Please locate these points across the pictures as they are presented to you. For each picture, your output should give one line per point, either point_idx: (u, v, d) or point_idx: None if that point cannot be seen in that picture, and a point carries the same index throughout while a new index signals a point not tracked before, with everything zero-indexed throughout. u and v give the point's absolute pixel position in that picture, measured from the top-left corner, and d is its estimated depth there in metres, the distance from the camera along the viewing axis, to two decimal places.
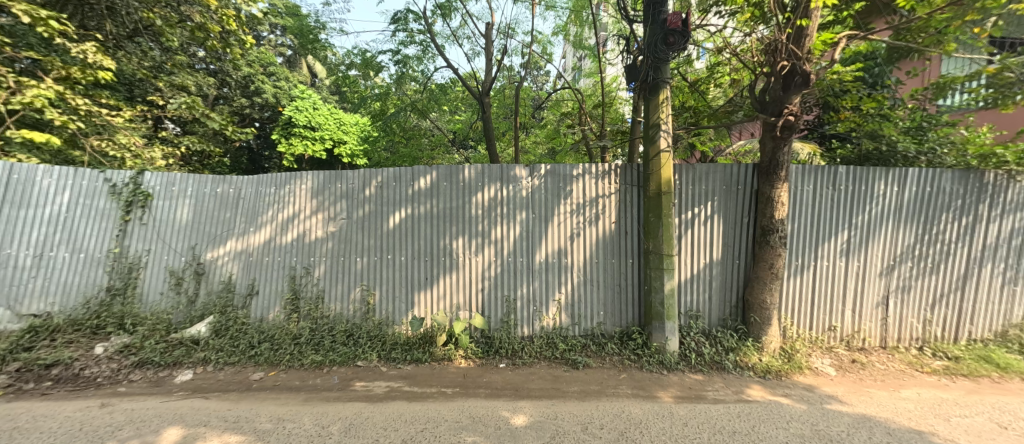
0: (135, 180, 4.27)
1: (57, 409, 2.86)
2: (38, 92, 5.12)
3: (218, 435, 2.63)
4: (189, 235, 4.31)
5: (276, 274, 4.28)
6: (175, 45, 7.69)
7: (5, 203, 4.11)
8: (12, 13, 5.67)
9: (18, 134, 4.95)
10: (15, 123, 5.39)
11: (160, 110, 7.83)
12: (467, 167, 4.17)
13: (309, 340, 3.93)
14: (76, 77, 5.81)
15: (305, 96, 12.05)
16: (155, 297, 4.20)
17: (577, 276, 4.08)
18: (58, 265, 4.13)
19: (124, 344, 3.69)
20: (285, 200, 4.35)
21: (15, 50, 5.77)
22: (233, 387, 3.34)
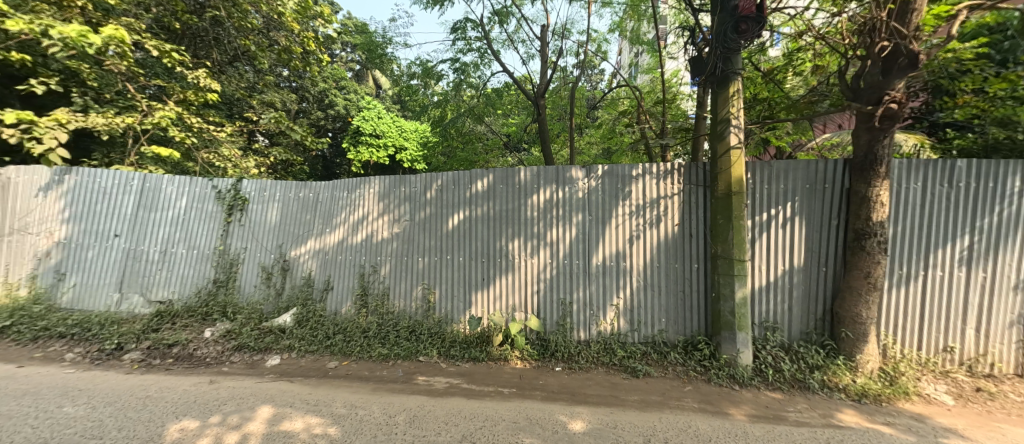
0: (235, 187, 4.90)
1: (178, 383, 3.37)
2: (163, 113, 6.11)
3: (301, 416, 2.92)
4: (277, 235, 4.84)
5: (348, 271, 4.65)
6: (266, 68, 8.77)
7: (140, 207, 4.93)
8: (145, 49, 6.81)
9: (149, 150, 5.91)
10: (147, 141, 6.48)
11: (253, 124, 8.92)
12: (524, 169, 4.20)
13: (376, 334, 4.20)
14: (191, 100, 6.82)
15: (371, 106, 13.03)
16: (250, 289, 4.77)
17: (636, 281, 3.91)
18: (177, 259, 4.85)
19: (226, 330, 4.23)
20: (356, 203, 4.72)
21: (147, 79, 6.92)
22: (313, 373, 3.69)
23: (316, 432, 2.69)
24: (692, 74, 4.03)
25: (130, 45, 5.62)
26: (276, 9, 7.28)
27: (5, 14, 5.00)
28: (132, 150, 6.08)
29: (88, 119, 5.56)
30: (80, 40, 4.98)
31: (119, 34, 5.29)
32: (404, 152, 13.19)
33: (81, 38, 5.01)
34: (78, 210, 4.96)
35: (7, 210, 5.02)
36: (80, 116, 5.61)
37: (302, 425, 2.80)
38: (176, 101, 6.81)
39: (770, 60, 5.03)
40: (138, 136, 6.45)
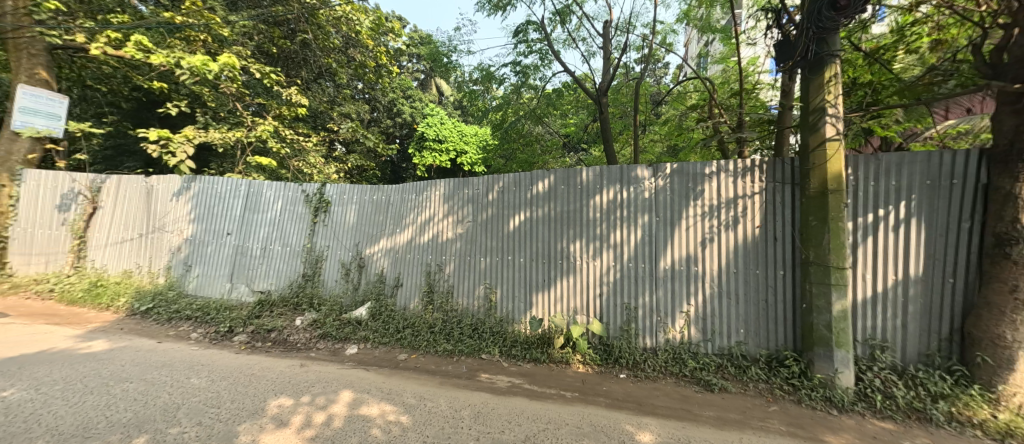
0: (320, 191, 5.45)
1: (276, 364, 3.83)
2: (264, 128, 6.99)
3: (376, 403, 3.15)
4: (354, 234, 5.28)
5: (416, 269, 4.92)
6: (345, 83, 9.71)
7: (246, 209, 5.69)
8: (249, 72, 7.86)
9: (253, 160, 6.81)
10: (251, 152, 7.46)
11: (333, 134, 9.86)
12: (585, 169, 4.12)
13: (441, 330, 4.38)
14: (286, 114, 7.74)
15: (434, 113, 13.73)
16: (332, 283, 5.24)
17: (710, 287, 3.60)
18: (274, 255, 5.51)
19: (313, 319, 4.71)
20: (423, 205, 4.99)
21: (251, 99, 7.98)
22: (385, 363, 3.97)
23: (390, 419, 2.89)
24: (776, 60, 3.66)
25: (240, 70, 6.53)
26: (354, 28, 8.08)
27: (150, 51, 6.05)
28: (240, 160, 7.06)
29: (209, 134, 6.58)
30: (203, 68, 5.90)
31: (231, 61, 6.15)
32: (464, 155, 13.66)
33: (204, 66, 5.92)
34: (200, 212, 5.87)
35: (151, 211, 6.09)
36: (202, 133, 6.65)
37: (377, 412, 3.02)
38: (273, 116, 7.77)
39: (874, 38, 4.39)
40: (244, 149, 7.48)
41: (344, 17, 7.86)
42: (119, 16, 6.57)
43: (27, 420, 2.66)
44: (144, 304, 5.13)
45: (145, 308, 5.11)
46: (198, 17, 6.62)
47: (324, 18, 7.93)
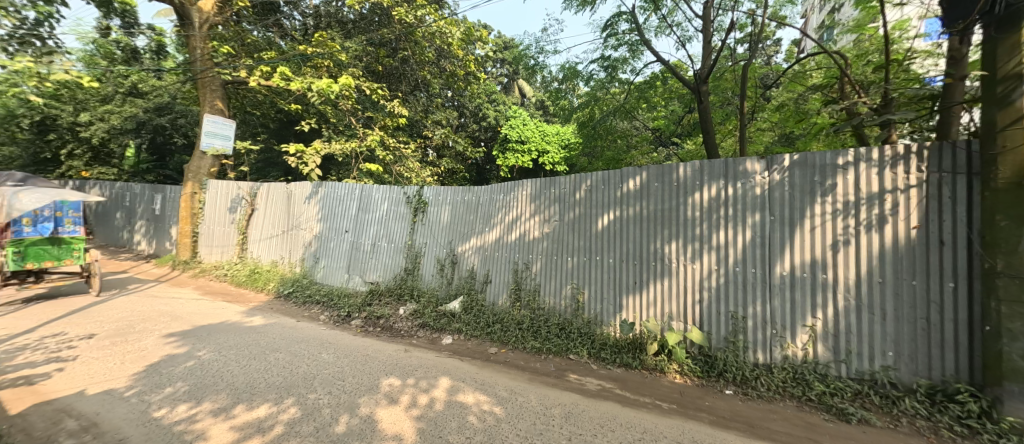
0: (419, 193, 5.98)
1: (386, 347, 4.33)
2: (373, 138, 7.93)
3: (471, 392, 3.35)
4: (448, 233, 5.68)
5: (504, 267, 5.09)
6: (437, 92, 10.51)
7: (359, 210, 6.51)
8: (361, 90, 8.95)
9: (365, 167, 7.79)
10: (362, 160, 8.53)
11: (427, 140, 10.75)
12: (682, 165, 3.82)
13: (529, 327, 4.46)
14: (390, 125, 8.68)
15: (516, 115, 14.05)
16: (428, 278, 5.69)
17: (844, 300, 2.98)
18: (381, 250, 6.21)
19: (413, 309, 5.20)
20: (510, 205, 5.15)
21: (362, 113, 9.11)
22: (478, 355, 4.19)
23: (484, 408, 3.05)
24: (945, 19, 2.92)
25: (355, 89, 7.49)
26: (447, 41, 8.70)
27: (289, 78, 7.24)
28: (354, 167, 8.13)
29: (331, 146, 7.70)
30: (328, 88, 6.87)
31: (349, 81, 7.08)
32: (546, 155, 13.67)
33: (328, 88, 6.93)
34: (325, 212, 6.89)
35: (289, 212, 7.34)
36: (327, 145, 7.82)
37: (472, 400, 3.21)
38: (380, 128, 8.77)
39: None
40: (357, 158, 8.58)
41: (439, 32, 8.51)
42: (267, 53, 8.04)
43: (216, 375, 3.45)
44: (286, 289, 6.24)
45: (287, 292, 6.20)
46: (322, 47, 7.76)
47: (420, 36, 8.73)
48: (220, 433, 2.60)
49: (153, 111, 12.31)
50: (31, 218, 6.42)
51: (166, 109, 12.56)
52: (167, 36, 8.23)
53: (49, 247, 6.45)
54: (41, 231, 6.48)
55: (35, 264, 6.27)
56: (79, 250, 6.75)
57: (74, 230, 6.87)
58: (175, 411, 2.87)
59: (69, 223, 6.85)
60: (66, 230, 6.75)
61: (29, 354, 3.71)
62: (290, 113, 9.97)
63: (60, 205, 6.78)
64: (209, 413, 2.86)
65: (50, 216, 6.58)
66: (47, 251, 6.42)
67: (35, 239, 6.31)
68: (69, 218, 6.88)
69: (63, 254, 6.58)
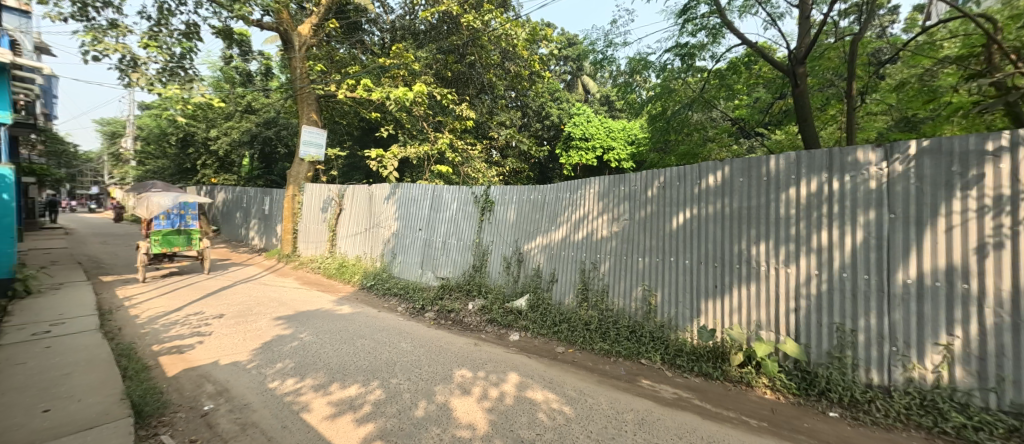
0: (486, 192, 6.18)
1: (457, 340, 4.54)
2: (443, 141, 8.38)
3: (540, 389, 3.38)
4: (514, 231, 5.78)
5: (570, 266, 5.04)
6: (502, 94, 10.76)
7: (431, 209, 6.92)
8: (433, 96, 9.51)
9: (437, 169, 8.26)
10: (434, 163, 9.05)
11: (493, 141, 11.06)
12: (773, 157, 3.43)
13: (597, 328, 4.38)
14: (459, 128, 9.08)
15: (580, 112, 13.83)
16: (495, 275, 5.84)
17: (995, 317, 2.31)
18: (451, 248, 6.52)
19: (482, 305, 5.38)
20: (577, 203, 5.09)
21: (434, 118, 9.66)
22: (545, 353, 4.22)
23: (553, 407, 3.05)
24: None
25: (427, 95, 7.97)
26: (512, 42, 8.91)
27: (371, 89, 7.92)
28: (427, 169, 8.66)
29: (407, 150, 8.28)
30: (405, 95, 7.38)
31: (422, 88, 7.54)
32: (611, 151, 13.22)
33: (404, 95, 7.46)
34: (401, 212, 7.43)
35: (370, 212, 8.04)
36: (403, 149, 8.42)
37: (541, 397, 3.24)
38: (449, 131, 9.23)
39: None
40: (429, 160, 9.12)
41: (505, 34, 8.76)
42: (352, 68, 8.90)
43: (315, 355, 3.92)
44: (369, 282, 6.87)
45: (369, 285, 6.83)
46: (399, 58, 8.36)
47: (486, 40, 9.04)
48: (320, 408, 3.01)
49: (263, 125, 14.32)
50: (165, 215, 7.98)
51: (274, 123, 14.54)
52: (273, 59, 9.50)
53: (177, 236, 8.02)
54: (172, 225, 8.02)
55: (166, 249, 7.85)
56: (196, 238, 8.34)
57: (192, 224, 8.39)
58: (286, 384, 3.36)
59: (190, 219, 8.41)
60: (188, 225, 8.28)
61: (179, 328, 4.56)
62: (371, 121, 10.95)
63: (183, 205, 8.31)
64: (311, 389, 3.30)
65: (177, 215, 8.16)
66: (175, 239, 7.97)
67: (167, 230, 7.85)
68: (190, 215, 8.41)
69: (185, 242, 8.13)
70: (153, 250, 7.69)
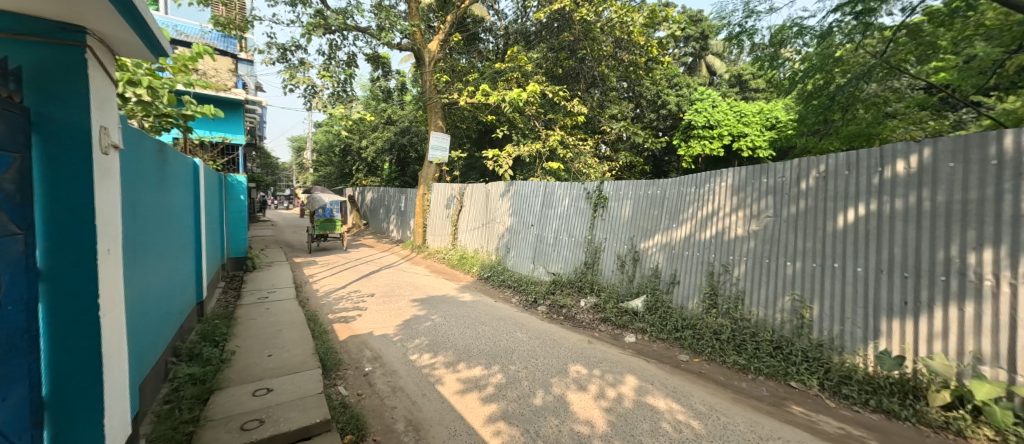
0: (599, 188, 6.05)
1: (570, 336, 4.57)
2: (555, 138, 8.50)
3: (662, 396, 3.17)
4: (630, 228, 5.52)
5: (695, 268, 4.57)
6: (614, 85, 10.40)
7: (543, 206, 7.10)
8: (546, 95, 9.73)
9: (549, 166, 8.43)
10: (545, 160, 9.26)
11: (603, 136, 10.78)
12: (1009, 132, 2.49)
13: (729, 339, 3.91)
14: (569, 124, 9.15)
15: (704, 97, 12.42)
16: (609, 273, 5.68)
17: None
18: (562, 244, 6.59)
19: (594, 303, 5.30)
20: (705, 198, 4.58)
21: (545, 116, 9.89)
22: (666, 360, 3.95)
23: (679, 418, 2.83)
24: None
25: (539, 94, 8.18)
26: (627, 29, 8.54)
27: (487, 93, 8.41)
28: (539, 167, 8.95)
29: (520, 149, 8.61)
30: (519, 96, 7.63)
31: (535, 88, 7.74)
32: (743, 138, 11.54)
33: (518, 96, 7.77)
34: (514, 208, 7.81)
35: (487, 208, 8.64)
36: (516, 148, 8.79)
37: (665, 406, 3.04)
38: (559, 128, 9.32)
39: None
40: (540, 158, 9.35)
41: (619, 22, 8.46)
42: (472, 76, 9.65)
43: (445, 335, 4.43)
44: (486, 273, 7.43)
45: (486, 276, 7.39)
46: (513, 61, 8.73)
47: (599, 32, 8.83)
48: (451, 382, 3.40)
49: (399, 133, 16.71)
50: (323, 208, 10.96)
51: (408, 132, 16.79)
52: (407, 75, 10.93)
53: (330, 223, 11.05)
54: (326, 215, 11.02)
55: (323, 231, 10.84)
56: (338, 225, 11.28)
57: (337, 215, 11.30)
58: (423, 358, 3.88)
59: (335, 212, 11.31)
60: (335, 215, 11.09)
61: (345, 302, 5.66)
62: (487, 124, 11.78)
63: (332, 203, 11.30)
64: (443, 364, 3.73)
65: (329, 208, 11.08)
66: (328, 225, 10.97)
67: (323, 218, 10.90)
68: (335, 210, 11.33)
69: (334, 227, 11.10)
70: (316, 231, 10.72)
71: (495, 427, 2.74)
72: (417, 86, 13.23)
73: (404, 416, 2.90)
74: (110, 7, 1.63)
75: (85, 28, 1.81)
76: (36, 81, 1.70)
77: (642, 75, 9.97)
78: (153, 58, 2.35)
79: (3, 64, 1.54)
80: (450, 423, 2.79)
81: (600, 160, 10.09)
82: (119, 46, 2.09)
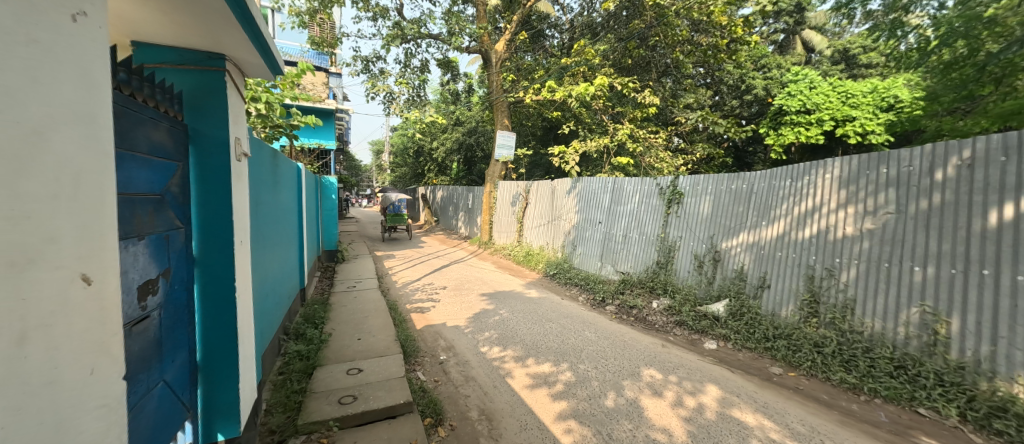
0: (674, 183, 5.69)
1: (642, 338, 4.38)
2: (625, 132, 8.17)
3: (751, 411, 2.89)
4: (709, 226, 5.10)
5: (791, 271, 4.08)
6: (689, 72, 9.70)
7: (611, 203, 6.89)
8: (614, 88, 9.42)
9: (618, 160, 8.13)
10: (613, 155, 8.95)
11: (677, 127, 10.13)
12: None
13: (834, 353, 3.43)
14: (639, 115, 8.78)
15: (799, 78, 10.96)
16: (685, 274, 5.31)
17: None
18: (632, 242, 6.32)
19: (668, 305, 5.01)
20: (803, 192, 4.05)
21: (613, 110, 9.58)
22: (754, 371, 3.59)
23: (773, 437, 2.56)
24: None
25: (608, 87, 7.92)
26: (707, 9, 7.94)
27: (554, 89, 8.33)
28: (606, 163, 8.71)
29: (587, 144, 8.40)
30: (587, 90, 7.45)
31: (604, 81, 7.50)
32: (850, 122, 9.98)
33: (586, 91, 7.59)
34: (581, 205, 7.67)
35: (553, 206, 8.62)
36: (583, 144, 8.59)
37: (754, 422, 2.76)
38: (629, 121, 8.95)
39: None
40: (608, 152, 9.07)
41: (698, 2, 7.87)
42: (538, 73, 9.68)
43: (513, 330, 4.52)
44: (552, 270, 7.43)
45: (552, 273, 7.39)
46: (581, 56, 8.55)
47: (674, 16, 8.25)
48: (521, 376, 3.46)
49: (467, 134, 17.41)
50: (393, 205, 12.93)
51: (475, 132, 17.38)
52: (475, 77, 11.30)
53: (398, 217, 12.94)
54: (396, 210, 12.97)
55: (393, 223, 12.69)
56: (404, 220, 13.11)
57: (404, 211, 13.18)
58: (493, 350, 4.00)
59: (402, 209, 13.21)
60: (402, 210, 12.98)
61: (420, 293, 6.07)
62: (552, 120, 11.76)
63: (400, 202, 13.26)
64: (512, 358, 3.81)
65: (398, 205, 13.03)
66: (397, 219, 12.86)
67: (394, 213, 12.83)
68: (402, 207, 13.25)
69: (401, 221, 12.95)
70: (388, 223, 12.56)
71: (566, 425, 2.73)
72: (484, 87, 13.61)
73: (477, 405, 3.03)
74: (244, 34, 1.92)
75: (225, 55, 2.16)
76: (192, 102, 2.08)
77: (724, 59, 9.13)
78: (272, 76, 2.72)
79: (170, 89, 1.92)
80: (521, 416, 2.84)
81: (674, 153, 9.50)
82: (248, 68, 2.46)
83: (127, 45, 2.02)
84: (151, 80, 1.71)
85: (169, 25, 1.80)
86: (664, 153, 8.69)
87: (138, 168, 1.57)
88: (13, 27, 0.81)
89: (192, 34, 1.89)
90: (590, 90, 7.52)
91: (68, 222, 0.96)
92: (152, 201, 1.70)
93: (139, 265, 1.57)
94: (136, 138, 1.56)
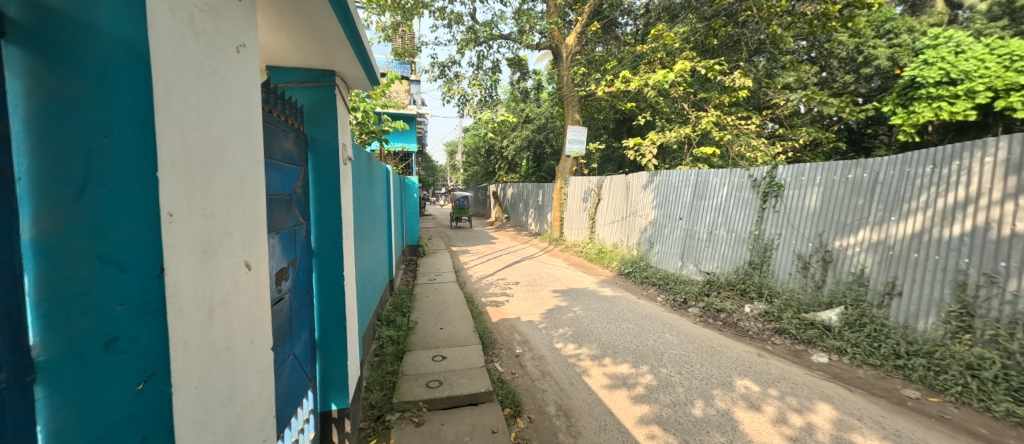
0: (770, 174, 5.09)
1: (732, 345, 4.01)
2: (710, 119, 7.53)
3: (876, 437, 2.49)
4: (818, 222, 4.46)
5: (931, 275, 3.39)
6: (789, 47, 8.58)
7: (693, 197, 6.40)
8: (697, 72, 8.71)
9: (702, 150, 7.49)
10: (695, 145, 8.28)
11: (775, 112, 9.04)
12: None
13: (998, 379, 2.78)
14: (727, 100, 7.99)
15: (939, 42, 9.01)
16: (785, 276, 4.73)
17: None
18: (719, 240, 5.80)
19: (764, 310, 4.50)
20: (951, 182, 3.33)
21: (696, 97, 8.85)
22: (880, 392, 3.06)
23: None
24: None
25: (689, 71, 7.36)
26: None
27: (629, 79, 7.94)
28: (688, 154, 8.09)
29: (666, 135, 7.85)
30: (665, 77, 6.98)
31: (685, 65, 6.99)
32: (1017, 91, 7.82)
33: (664, 78, 7.13)
34: (659, 200, 7.26)
35: (627, 201, 8.27)
36: (660, 135, 8.07)
37: None
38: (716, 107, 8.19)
39: None
40: (689, 142, 8.43)
41: None
42: (610, 64, 9.32)
43: (588, 328, 4.45)
44: (626, 268, 7.15)
45: (627, 272, 7.11)
46: (658, 41, 8.03)
47: None
48: (598, 375, 3.39)
49: (537, 130, 17.49)
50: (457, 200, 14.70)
51: (545, 128, 17.44)
52: (544, 73, 11.28)
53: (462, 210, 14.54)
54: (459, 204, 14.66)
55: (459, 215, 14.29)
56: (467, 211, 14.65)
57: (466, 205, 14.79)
58: (568, 347, 3.98)
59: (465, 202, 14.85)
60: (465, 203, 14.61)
61: (494, 288, 6.29)
62: (626, 112, 11.30)
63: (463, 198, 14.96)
64: (589, 357, 3.75)
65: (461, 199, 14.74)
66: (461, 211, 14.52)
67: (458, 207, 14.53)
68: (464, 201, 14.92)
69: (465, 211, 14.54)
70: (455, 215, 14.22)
71: (649, 430, 2.62)
72: (553, 82, 13.50)
73: (554, 400, 3.04)
74: (350, 51, 2.15)
75: (335, 70, 2.45)
76: (311, 114, 2.39)
77: (835, 28, 7.86)
78: (369, 87, 3.01)
79: (296, 104, 2.24)
80: (599, 416, 2.79)
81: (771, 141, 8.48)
82: (352, 81, 2.76)
83: (263, 70, 2.40)
84: (282, 98, 2.01)
85: (297, 50, 2.09)
86: (757, 141, 7.78)
87: (273, 172, 1.86)
88: (201, 60, 0.98)
89: (312, 55, 2.18)
90: (669, 77, 7.04)
91: (238, 216, 1.16)
92: (283, 200, 2.00)
93: (275, 255, 1.86)
94: (272, 146, 1.84)
